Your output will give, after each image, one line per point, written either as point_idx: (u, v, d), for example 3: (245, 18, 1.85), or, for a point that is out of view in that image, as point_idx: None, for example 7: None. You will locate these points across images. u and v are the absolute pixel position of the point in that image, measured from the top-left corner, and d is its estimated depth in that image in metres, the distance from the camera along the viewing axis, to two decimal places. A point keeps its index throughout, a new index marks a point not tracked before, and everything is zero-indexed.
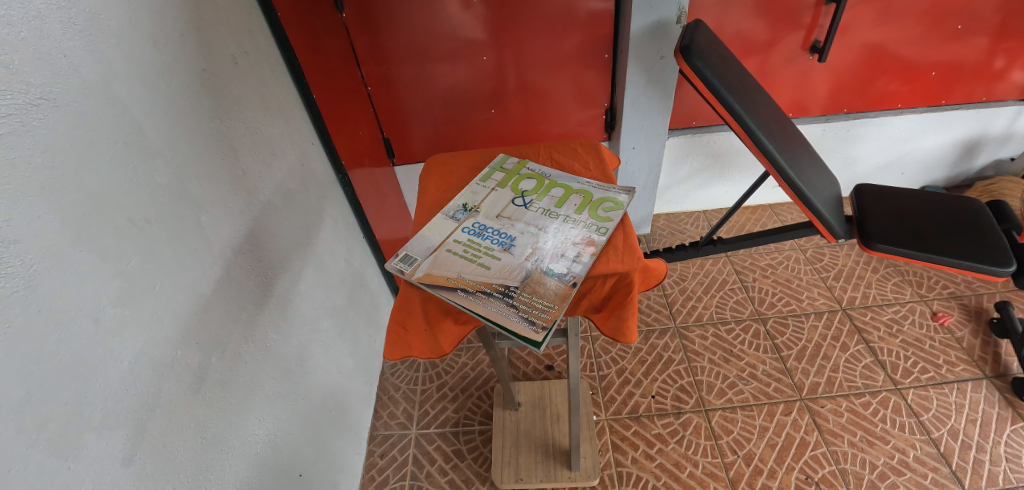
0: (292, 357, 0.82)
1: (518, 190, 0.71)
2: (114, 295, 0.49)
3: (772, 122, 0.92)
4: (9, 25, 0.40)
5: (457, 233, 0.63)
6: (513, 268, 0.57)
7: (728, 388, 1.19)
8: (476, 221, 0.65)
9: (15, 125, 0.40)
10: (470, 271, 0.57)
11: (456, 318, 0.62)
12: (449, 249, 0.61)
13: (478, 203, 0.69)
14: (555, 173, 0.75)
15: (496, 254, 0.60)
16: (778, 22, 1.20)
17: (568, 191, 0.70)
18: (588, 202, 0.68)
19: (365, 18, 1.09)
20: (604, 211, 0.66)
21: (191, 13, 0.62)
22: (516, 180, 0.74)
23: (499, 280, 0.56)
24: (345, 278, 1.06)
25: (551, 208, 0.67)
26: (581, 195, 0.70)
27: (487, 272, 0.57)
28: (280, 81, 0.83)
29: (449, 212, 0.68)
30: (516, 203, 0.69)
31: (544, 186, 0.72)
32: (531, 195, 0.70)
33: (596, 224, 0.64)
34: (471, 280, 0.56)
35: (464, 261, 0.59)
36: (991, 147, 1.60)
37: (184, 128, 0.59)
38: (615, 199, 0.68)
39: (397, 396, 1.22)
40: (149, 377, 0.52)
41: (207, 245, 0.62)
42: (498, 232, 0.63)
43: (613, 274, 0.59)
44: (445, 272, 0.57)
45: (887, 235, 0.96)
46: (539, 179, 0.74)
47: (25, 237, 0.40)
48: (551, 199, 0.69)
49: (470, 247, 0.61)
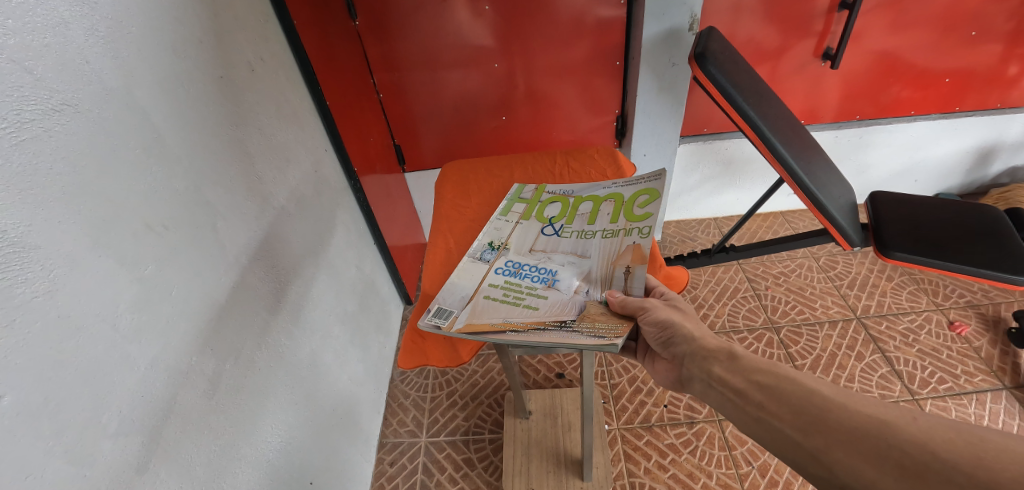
0: (305, 363, 0.82)
1: (545, 219, 0.70)
2: (132, 300, 0.49)
3: (786, 129, 0.91)
4: (33, 32, 0.41)
5: (491, 277, 0.62)
6: (563, 303, 0.55)
7: None
8: (507, 259, 0.65)
9: (37, 130, 0.40)
10: (516, 315, 0.55)
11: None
12: (487, 295, 0.59)
13: (505, 239, 0.68)
14: (576, 189, 0.74)
15: (541, 292, 0.58)
16: (789, 29, 1.20)
17: (596, 203, 0.69)
18: (621, 205, 0.67)
19: (378, 26, 1.10)
20: (640, 208, 0.64)
21: (209, 21, 0.62)
22: (540, 209, 0.73)
23: (552, 317, 0.54)
24: (356, 285, 1.06)
25: (585, 226, 0.66)
26: (612, 200, 0.68)
27: (536, 313, 0.55)
28: (295, 89, 0.84)
29: (476, 254, 0.68)
30: (546, 233, 0.67)
31: (570, 207, 0.71)
32: (559, 220, 0.69)
33: (636, 226, 0.62)
34: (520, 322, 0.54)
35: (507, 306, 0.57)
36: (1006, 154, 1.58)
37: (202, 134, 0.60)
38: (649, 191, 0.67)
39: (407, 403, 1.22)
40: (164, 382, 0.52)
41: (223, 252, 0.62)
42: (536, 268, 0.62)
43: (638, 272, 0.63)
44: (489, 319, 0.55)
45: (903, 243, 0.94)
46: (564, 201, 0.73)
47: (46, 243, 0.41)
48: (582, 218, 0.68)
49: (509, 290, 0.59)
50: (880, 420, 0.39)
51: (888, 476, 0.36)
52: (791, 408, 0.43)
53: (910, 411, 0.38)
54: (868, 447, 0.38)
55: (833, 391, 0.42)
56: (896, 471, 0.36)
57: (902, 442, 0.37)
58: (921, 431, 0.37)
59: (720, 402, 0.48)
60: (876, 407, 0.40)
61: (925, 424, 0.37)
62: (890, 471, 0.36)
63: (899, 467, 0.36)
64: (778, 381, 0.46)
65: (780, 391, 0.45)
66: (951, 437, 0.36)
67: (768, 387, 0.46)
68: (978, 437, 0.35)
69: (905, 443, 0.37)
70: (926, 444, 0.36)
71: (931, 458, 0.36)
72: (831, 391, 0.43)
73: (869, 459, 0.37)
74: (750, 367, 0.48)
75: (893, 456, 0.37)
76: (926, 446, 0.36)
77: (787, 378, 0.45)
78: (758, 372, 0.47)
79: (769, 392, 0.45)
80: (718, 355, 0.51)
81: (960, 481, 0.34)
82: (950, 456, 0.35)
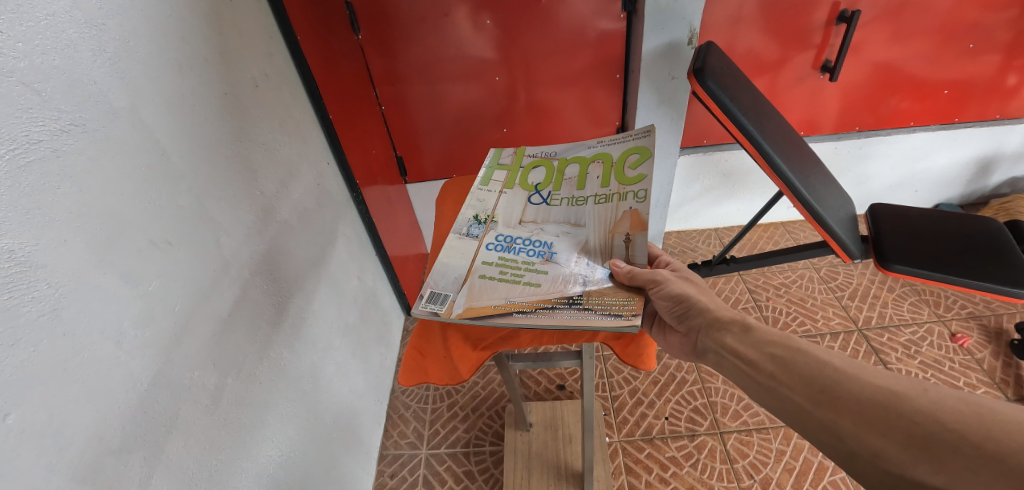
0: (306, 375, 0.82)
1: (530, 186, 0.71)
2: (136, 316, 0.49)
3: (785, 143, 0.92)
4: (42, 55, 0.41)
5: (484, 254, 0.63)
6: (564, 277, 0.58)
7: (743, 410, 1.17)
8: (497, 234, 0.65)
9: (45, 151, 0.41)
10: (518, 293, 0.56)
11: (475, 345, 0.64)
12: (484, 274, 0.60)
13: (492, 212, 0.69)
14: (559, 150, 0.75)
15: (539, 267, 0.60)
16: (788, 41, 1.21)
17: (583, 165, 0.70)
18: (611, 167, 0.67)
19: (381, 39, 1.12)
20: (630, 169, 0.65)
21: (215, 39, 0.63)
22: (524, 175, 0.73)
23: (558, 293, 0.56)
24: (357, 296, 1.06)
25: (576, 192, 0.67)
26: (600, 162, 0.69)
27: (539, 290, 0.56)
28: (298, 102, 0.85)
29: (462, 230, 0.68)
30: (534, 202, 0.68)
31: (555, 171, 0.71)
32: (546, 187, 0.70)
33: (628, 190, 0.63)
34: (523, 301, 0.55)
35: (506, 284, 0.58)
36: (1006, 164, 1.59)
37: (206, 150, 0.60)
38: (638, 150, 0.67)
39: (408, 415, 1.21)
40: (167, 398, 0.53)
41: (226, 266, 0.63)
42: (529, 242, 0.63)
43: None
44: (489, 300, 0.56)
45: (904, 256, 0.95)
46: (548, 165, 0.73)
47: (52, 261, 0.41)
48: (570, 182, 0.69)
49: (505, 267, 0.61)
50: (891, 392, 0.40)
51: (897, 446, 0.38)
52: (803, 379, 0.45)
53: (921, 384, 0.40)
54: (877, 417, 0.39)
55: (846, 363, 0.44)
56: (903, 440, 0.38)
57: (911, 413, 0.38)
58: (931, 402, 0.38)
59: (732, 371, 0.50)
60: (888, 380, 0.41)
61: (935, 396, 0.39)
62: (899, 441, 0.38)
63: (906, 436, 0.38)
64: (791, 354, 0.47)
65: (792, 363, 0.46)
66: (960, 408, 0.37)
67: (781, 359, 0.47)
68: (986, 408, 0.36)
69: (913, 414, 0.38)
70: (935, 415, 0.38)
71: (939, 429, 0.37)
72: (844, 363, 0.44)
73: (878, 428, 0.39)
74: (762, 339, 0.50)
75: (902, 427, 0.38)
76: (935, 417, 0.38)
77: (800, 350, 0.47)
78: (770, 345, 0.49)
79: (782, 363, 0.47)
80: (731, 329, 0.53)
81: (965, 450, 0.35)
82: (958, 426, 0.37)
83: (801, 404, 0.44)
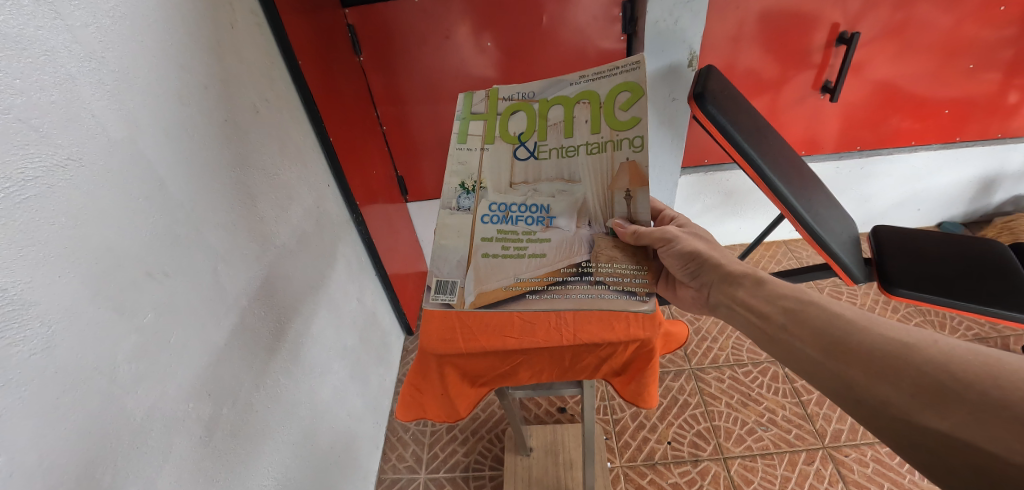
0: (302, 401, 0.81)
1: (513, 137, 0.64)
2: (130, 350, 0.48)
3: (787, 166, 0.92)
4: (41, 91, 0.41)
5: (481, 229, 0.61)
6: (569, 242, 0.59)
7: (747, 435, 1.15)
8: (490, 203, 0.62)
9: (40, 188, 0.41)
10: (526, 270, 0.58)
11: (473, 381, 0.72)
12: (487, 253, 0.59)
13: (478, 177, 0.63)
14: (537, 87, 0.65)
15: (541, 235, 0.60)
16: (789, 61, 1.21)
17: (568, 106, 0.63)
18: (599, 107, 0.62)
19: (382, 59, 1.13)
20: (621, 110, 0.61)
21: (216, 66, 0.63)
22: (502, 124, 0.65)
23: (566, 263, 0.58)
24: (356, 317, 1.06)
25: (564, 141, 0.63)
26: (586, 102, 0.62)
27: (546, 261, 0.58)
28: (298, 125, 0.85)
29: (452, 203, 0.62)
30: (522, 157, 0.63)
31: (537, 116, 0.64)
32: (531, 136, 0.64)
33: (623, 136, 0.60)
34: (534, 278, 0.58)
35: (512, 260, 0.59)
36: (1008, 183, 1.58)
37: (206, 177, 0.60)
38: (627, 85, 0.61)
39: (406, 438, 1.20)
40: (160, 431, 0.52)
41: (223, 294, 0.62)
42: (525, 207, 0.62)
43: (636, 340, 0.67)
44: (500, 283, 0.58)
45: (908, 280, 0.94)
46: (527, 108, 0.65)
47: (45, 298, 0.41)
48: (556, 129, 0.63)
49: (507, 241, 0.60)
50: (900, 343, 0.43)
51: (905, 392, 0.40)
52: (814, 330, 0.48)
53: (932, 337, 0.42)
54: (886, 366, 0.42)
55: (856, 316, 0.47)
56: (911, 388, 0.40)
57: (921, 362, 0.41)
58: (941, 352, 0.41)
59: (745, 323, 0.55)
60: (900, 333, 0.44)
61: (946, 347, 0.41)
62: (908, 388, 0.40)
63: (915, 384, 0.40)
64: (802, 306, 0.51)
65: (805, 314, 0.50)
66: (971, 359, 0.39)
67: (792, 311, 0.51)
68: (997, 359, 0.38)
69: (923, 364, 0.41)
70: (944, 365, 0.40)
71: (947, 377, 0.39)
72: (856, 315, 0.47)
73: (887, 376, 0.42)
74: (777, 294, 0.54)
75: (911, 376, 0.41)
76: (945, 368, 0.40)
77: (811, 303, 0.51)
78: (784, 298, 0.53)
79: (793, 315, 0.51)
80: (746, 285, 0.57)
81: (972, 397, 0.38)
82: (967, 375, 0.39)
83: (813, 354, 0.47)
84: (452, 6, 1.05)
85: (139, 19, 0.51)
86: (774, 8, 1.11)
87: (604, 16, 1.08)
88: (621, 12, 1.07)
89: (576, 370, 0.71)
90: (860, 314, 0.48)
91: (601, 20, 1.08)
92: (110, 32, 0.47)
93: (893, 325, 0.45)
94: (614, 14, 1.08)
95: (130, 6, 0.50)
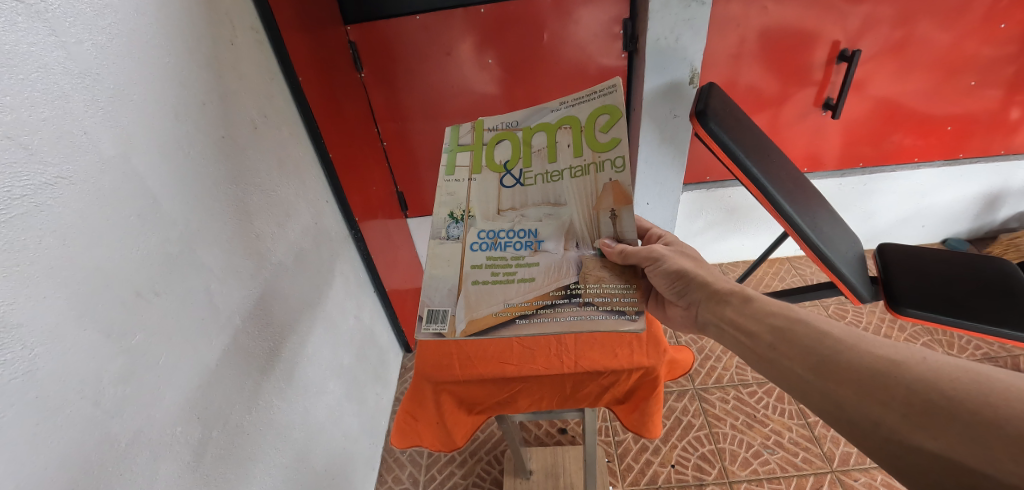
0: (296, 423, 0.79)
1: (499, 167, 0.65)
2: (116, 374, 0.47)
3: (788, 182, 0.91)
4: (32, 107, 0.40)
5: (471, 257, 0.60)
6: (558, 264, 0.58)
7: (753, 458, 1.13)
8: (479, 230, 0.61)
9: (27, 206, 0.39)
10: (515, 294, 0.57)
11: (469, 409, 0.70)
12: (476, 281, 0.58)
13: (466, 205, 0.63)
14: (520, 117, 0.67)
15: (529, 260, 0.59)
16: (791, 78, 1.21)
17: (550, 133, 0.64)
18: (580, 131, 0.63)
19: (383, 75, 1.13)
20: (602, 132, 0.62)
21: (214, 83, 0.62)
22: (489, 153, 0.66)
23: (555, 285, 0.56)
24: (353, 336, 1.04)
25: (549, 166, 0.63)
26: (568, 127, 0.64)
27: (535, 285, 0.57)
28: (297, 141, 0.84)
29: (441, 233, 0.61)
30: (508, 184, 0.63)
31: (522, 143, 0.65)
32: (518, 164, 0.65)
33: (605, 158, 0.60)
34: (523, 302, 0.56)
35: (502, 286, 0.58)
36: (1012, 199, 1.57)
37: (200, 195, 0.59)
38: (606, 108, 0.62)
39: (404, 459, 1.18)
40: (147, 458, 0.50)
41: (216, 314, 0.61)
42: (513, 233, 0.61)
43: (640, 368, 0.66)
44: (489, 309, 0.56)
45: (915, 298, 0.93)
46: (512, 137, 0.66)
47: (28, 320, 0.39)
48: (541, 155, 0.64)
49: (496, 267, 0.59)
50: (889, 361, 0.42)
51: (895, 412, 0.39)
52: (802, 349, 0.47)
53: (920, 353, 0.41)
54: (875, 385, 0.41)
55: (843, 334, 0.46)
56: (901, 407, 0.39)
57: (910, 380, 0.39)
58: (930, 369, 0.39)
59: (734, 343, 0.54)
60: (888, 350, 0.43)
61: (934, 363, 0.39)
62: (898, 408, 0.39)
63: (905, 404, 0.39)
64: (789, 324, 0.49)
65: (791, 333, 0.49)
66: (961, 377, 0.38)
67: (780, 330, 0.50)
68: (986, 374, 0.37)
69: (912, 382, 0.39)
70: (935, 383, 0.38)
71: (937, 396, 0.38)
72: (843, 333, 0.46)
73: (876, 397, 0.40)
74: (763, 312, 0.52)
75: (900, 394, 0.39)
76: (935, 386, 0.38)
77: (798, 321, 0.49)
78: (770, 316, 0.52)
79: (780, 334, 0.49)
80: (734, 303, 0.56)
81: (963, 416, 0.36)
82: (957, 393, 0.37)
83: (801, 374, 0.46)
84: (453, 24, 1.06)
85: (136, 36, 0.50)
86: (774, 25, 1.11)
87: (604, 33, 1.08)
88: (621, 30, 1.07)
89: (577, 399, 0.69)
90: (847, 331, 0.46)
91: (602, 37, 1.09)
92: (105, 49, 0.47)
93: (882, 343, 0.44)
94: (614, 31, 1.08)
95: (126, 24, 0.49)
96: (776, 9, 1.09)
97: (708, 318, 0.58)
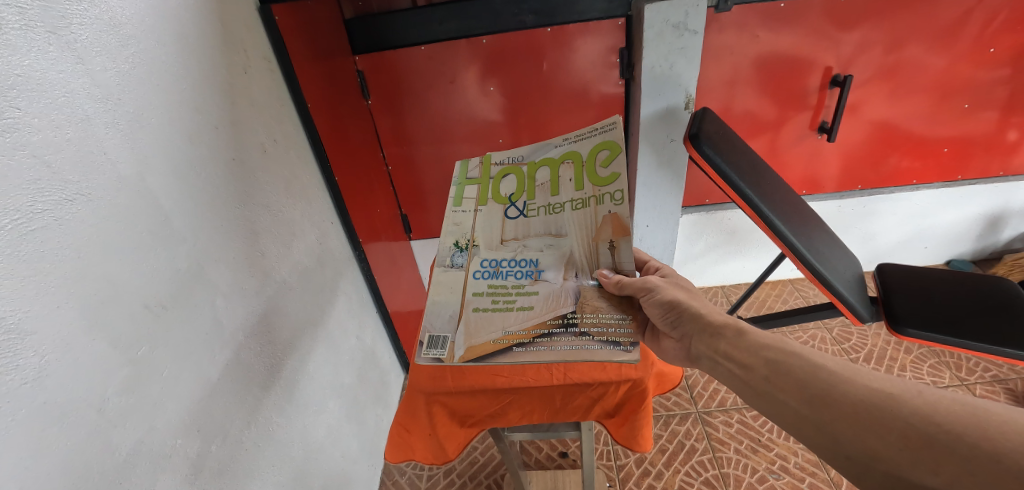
0: (295, 441, 0.79)
1: (504, 199, 0.67)
2: (120, 384, 0.48)
3: (785, 207, 0.92)
4: (57, 128, 0.43)
5: (473, 285, 0.62)
6: (557, 293, 0.59)
7: (758, 483, 1.10)
8: (482, 259, 0.63)
9: (47, 220, 0.42)
10: (514, 322, 0.58)
11: (463, 422, 0.71)
12: (477, 307, 0.60)
13: (471, 235, 0.65)
14: (525, 152, 0.69)
15: (529, 288, 0.60)
16: (787, 102, 1.24)
17: (554, 168, 0.66)
18: (582, 166, 0.64)
19: (390, 103, 1.18)
20: (602, 167, 0.63)
21: (227, 107, 0.66)
22: (495, 187, 0.68)
23: (552, 314, 0.58)
24: (355, 355, 1.05)
25: (551, 198, 0.65)
26: (570, 162, 0.66)
27: (533, 313, 0.58)
28: (304, 164, 0.87)
29: (446, 260, 0.64)
30: (512, 215, 0.65)
31: (526, 177, 0.67)
32: (521, 197, 0.66)
33: (604, 192, 0.61)
34: (521, 330, 0.57)
35: (501, 314, 0.59)
36: (1015, 220, 1.57)
37: (209, 213, 0.61)
38: (606, 144, 0.64)
39: (403, 482, 1.17)
40: (146, 468, 0.51)
41: (220, 329, 0.62)
42: (515, 262, 0.63)
43: (627, 381, 0.66)
44: (488, 336, 0.57)
45: (916, 318, 0.92)
46: (517, 171, 0.68)
47: (42, 328, 0.41)
48: (544, 189, 0.66)
49: (497, 295, 0.61)
50: (884, 394, 0.42)
51: (892, 446, 0.39)
52: (795, 381, 0.47)
53: (914, 386, 0.41)
54: (872, 420, 0.41)
55: (837, 366, 0.46)
56: (898, 441, 0.39)
57: (906, 413, 0.40)
58: (925, 403, 0.40)
59: (727, 375, 0.53)
60: (882, 382, 0.43)
61: (929, 397, 0.40)
62: (895, 442, 0.39)
63: (903, 437, 0.39)
64: (783, 356, 0.49)
65: (786, 365, 0.49)
66: (957, 410, 0.38)
67: (774, 362, 0.50)
68: (981, 409, 0.38)
69: (909, 415, 0.40)
70: (932, 416, 0.39)
71: (935, 429, 0.38)
72: (837, 365, 0.46)
73: (873, 429, 0.40)
74: (758, 345, 0.52)
75: (897, 427, 0.39)
76: (932, 419, 0.39)
77: (792, 354, 0.49)
78: (763, 348, 0.52)
79: (776, 367, 0.49)
80: (727, 336, 0.56)
81: (962, 450, 0.36)
82: (954, 427, 0.38)
83: (796, 407, 0.45)
84: (457, 53, 1.11)
85: (156, 64, 0.54)
86: (768, 52, 1.15)
87: (602, 62, 1.12)
88: (618, 58, 1.11)
89: (568, 411, 0.70)
90: (840, 363, 0.46)
91: (600, 66, 1.13)
92: (126, 76, 0.50)
93: (875, 375, 0.44)
94: (611, 60, 1.12)
95: (148, 54, 0.53)
96: (768, 37, 1.13)
97: (701, 348, 0.57)
